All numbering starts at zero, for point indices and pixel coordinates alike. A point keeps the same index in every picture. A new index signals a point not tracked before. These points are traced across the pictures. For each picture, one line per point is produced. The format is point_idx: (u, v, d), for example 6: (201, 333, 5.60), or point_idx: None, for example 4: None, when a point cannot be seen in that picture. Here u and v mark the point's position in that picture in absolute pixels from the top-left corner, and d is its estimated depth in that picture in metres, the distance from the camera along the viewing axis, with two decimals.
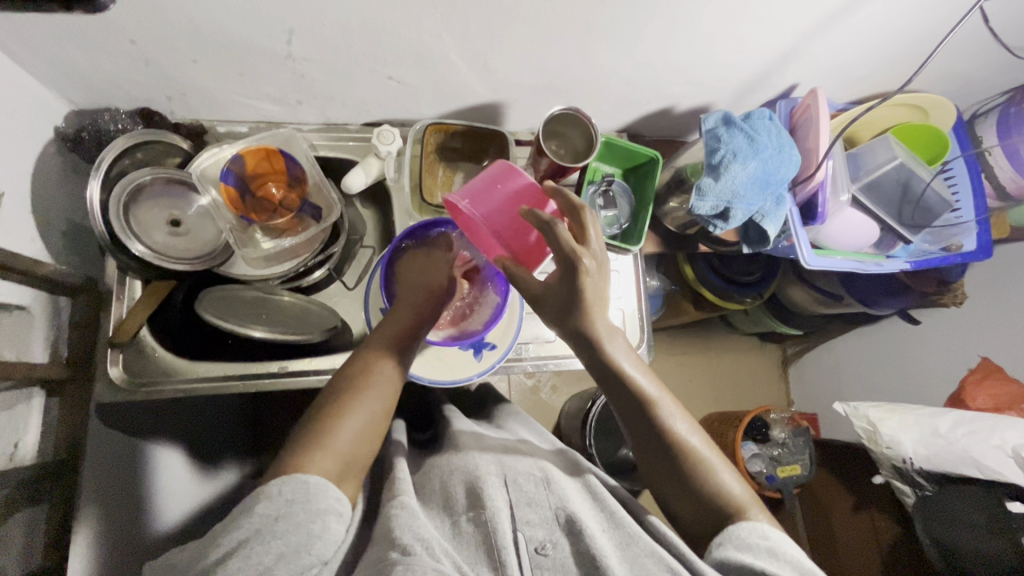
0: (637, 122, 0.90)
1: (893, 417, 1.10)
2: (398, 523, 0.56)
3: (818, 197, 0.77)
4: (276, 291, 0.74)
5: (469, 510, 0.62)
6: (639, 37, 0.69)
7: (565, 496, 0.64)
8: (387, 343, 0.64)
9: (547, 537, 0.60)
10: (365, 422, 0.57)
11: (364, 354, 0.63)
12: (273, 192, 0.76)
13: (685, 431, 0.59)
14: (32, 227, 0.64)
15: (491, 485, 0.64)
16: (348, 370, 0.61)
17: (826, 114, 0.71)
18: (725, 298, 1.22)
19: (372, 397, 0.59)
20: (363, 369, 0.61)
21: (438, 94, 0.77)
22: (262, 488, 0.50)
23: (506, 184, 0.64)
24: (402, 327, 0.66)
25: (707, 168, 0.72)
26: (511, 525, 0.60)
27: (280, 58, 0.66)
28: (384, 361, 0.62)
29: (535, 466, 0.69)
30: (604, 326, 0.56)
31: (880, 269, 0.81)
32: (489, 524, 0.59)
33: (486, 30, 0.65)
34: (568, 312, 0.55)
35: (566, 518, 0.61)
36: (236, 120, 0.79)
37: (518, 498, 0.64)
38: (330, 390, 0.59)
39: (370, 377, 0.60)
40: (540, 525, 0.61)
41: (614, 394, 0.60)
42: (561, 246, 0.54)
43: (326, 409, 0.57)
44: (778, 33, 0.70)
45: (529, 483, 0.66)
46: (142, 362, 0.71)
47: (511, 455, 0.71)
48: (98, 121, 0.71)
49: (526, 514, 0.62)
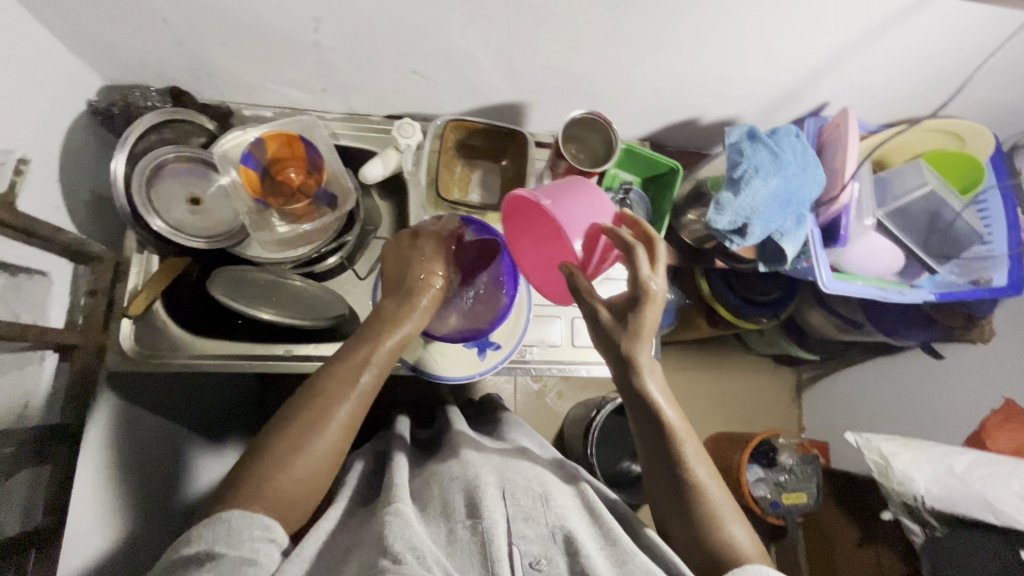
0: (661, 132, 0.89)
1: (908, 452, 1.06)
2: (390, 529, 0.55)
3: (841, 220, 0.74)
4: (287, 274, 0.72)
5: (468, 518, 0.60)
6: (666, 45, 0.68)
7: (562, 515, 0.63)
8: (348, 375, 0.60)
9: (543, 552, 0.59)
10: (320, 461, 0.56)
11: (324, 385, 0.59)
12: (292, 178, 0.76)
13: (703, 475, 0.59)
14: (58, 196, 0.65)
15: (490, 497, 0.62)
16: (319, 389, 0.59)
17: (854, 135, 0.70)
18: (739, 316, 1.20)
19: (321, 441, 0.57)
20: (318, 406, 0.58)
21: (460, 90, 0.77)
22: (184, 536, 0.50)
23: (580, 194, 0.68)
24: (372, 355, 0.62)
25: (728, 182, 0.70)
26: (506, 538, 0.59)
27: (307, 45, 0.67)
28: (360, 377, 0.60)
29: (536, 480, 0.68)
30: (645, 358, 0.61)
31: (902, 299, 0.78)
32: (485, 534, 0.58)
33: (511, 30, 0.65)
34: (618, 332, 0.60)
35: (564, 537, 0.60)
36: (261, 105, 0.80)
37: (515, 512, 0.62)
38: (302, 399, 0.59)
39: (341, 405, 0.58)
40: (536, 540, 0.60)
41: (638, 417, 0.61)
42: (635, 277, 0.58)
43: (271, 448, 0.55)
44: (810, 49, 0.68)
45: (526, 497, 0.64)
46: (152, 335, 0.73)
47: (512, 467, 0.70)
48: (127, 96, 0.72)
49: (522, 529, 0.60)
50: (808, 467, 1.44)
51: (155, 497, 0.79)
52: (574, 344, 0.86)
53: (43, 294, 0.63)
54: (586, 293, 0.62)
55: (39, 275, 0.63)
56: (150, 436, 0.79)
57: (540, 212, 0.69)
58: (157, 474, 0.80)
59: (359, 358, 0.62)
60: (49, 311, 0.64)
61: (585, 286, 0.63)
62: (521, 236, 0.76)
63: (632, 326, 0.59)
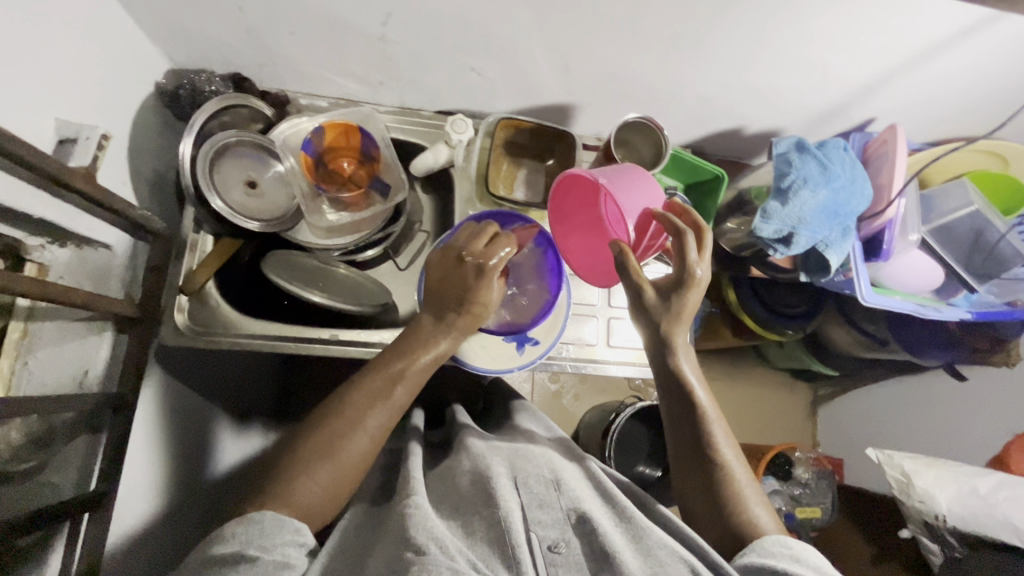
0: (705, 140, 0.90)
1: (931, 471, 1.07)
2: (411, 522, 0.55)
3: (885, 235, 0.75)
4: (332, 262, 0.76)
5: (484, 509, 0.61)
6: (722, 54, 0.69)
7: (576, 496, 0.64)
8: (371, 392, 0.61)
9: (560, 536, 0.60)
10: (344, 471, 0.58)
11: (353, 396, 0.61)
12: (345, 167, 0.79)
13: (728, 453, 0.64)
14: (126, 172, 0.67)
15: (502, 484, 0.63)
16: (347, 400, 0.60)
17: (904, 152, 0.71)
18: (765, 327, 1.20)
19: (346, 451, 0.58)
20: (350, 416, 0.59)
21: (514, 90, 0.79)
22: (217, 534, 0.52)
23: (636, 178, 0.69)
24: (395, 373, 0.62)
25: (775, 191, 0.72)
26: (524, 525, 0.59)
27: (372, 38, 0.69)
28: (390, 393, 0.61)
29: (546, 466, 0.69)
30: (682, 340, 0.67)
31: (939, 315, 0.79)
32: (501, 525, 0.58)
33: (573, 32, 0.66)
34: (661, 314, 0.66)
35: (578, 516, 0.61)
36: (318, 95, 0.82)
37: (530, 500, 0.63)
38: (334, 411, 0.60)
39: (372, 414, 0.60)
40: (553, 525, 0.60)
41: (670, 398, 0.68)
42: (684, 260, 0.63)
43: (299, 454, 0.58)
44: (865, 65, 0.70)
45: (539, 484, 0.65)
46: (204, 313, 0.74)
47: (522, 455, 0.71)
48: (195, 80, 0.74)
49: (537, 515, 0.61)
50: (824, 483, 1.45)
51: (188, 470, 0.81)
52: (609, 344, 0.87)
53: (105, 266, 0.67)
54: (635, 274, 0.65)
55: (102, 247, 0.67)
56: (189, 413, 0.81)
57: (594, 195, 0.72)
58: (190, 450, 0.82)
59: (391, 376, 0.62)
60: (111, 283, 0.68)
61: (633, 267, 0.65)
62: (569, 215, 0.78)
63: (675, 308, 0.65)
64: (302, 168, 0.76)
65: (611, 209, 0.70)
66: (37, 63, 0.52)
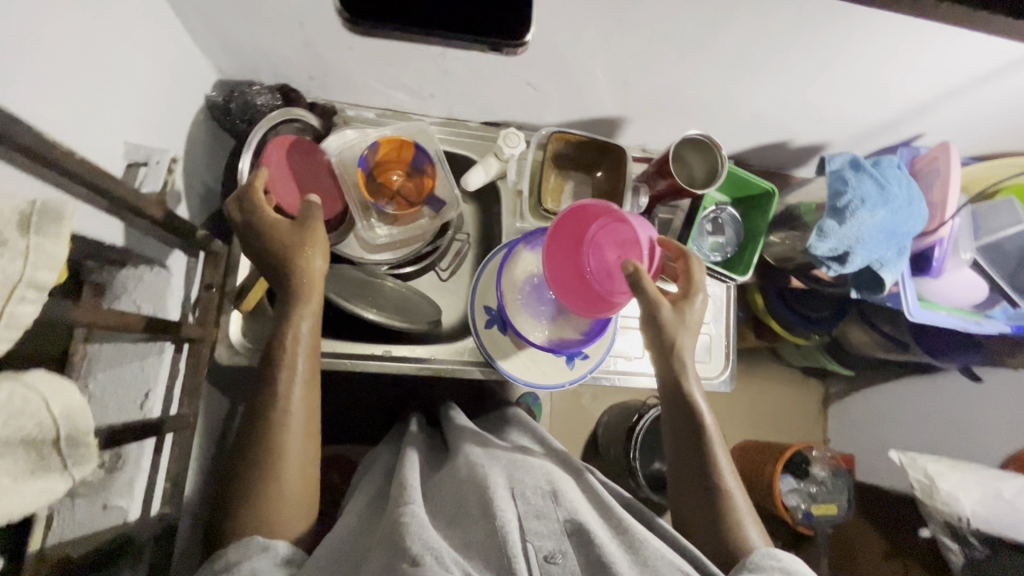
0: (749, 153, 0.90)
1: (954, 473, 1.10)
2: (407, 530, 0.51)
3: (933, 252, 0.77)
4: (378, 275, 0.77)
5: (481, 517, 0.56)
6: (785, 75, 0.69)
7: (573, 508, 0.59)
8: (284, 399, 0.59)
9: (556, 547, 0.55)
10: (291, 500, 0.57)
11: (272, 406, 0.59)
12: (395, 178, 0.78)
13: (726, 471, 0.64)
14: (182, 190, 0.66)
15: (500, 497, 0.58)
16: (276, 413, 0.58)
17: (956, 168, 0.72)
18: (791, 331, 1.21)
19: (282, 475, 0.57)
20: (270, 433, 0.58)
21: (566, 103, 0.78)
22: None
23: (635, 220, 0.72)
24: (301, 377, 0.61)
25: (830, 210, 0.72)
26: (521, 535, 0.55)
27: (433, 54, 0.68)
28: (291, 397, 0.59)
29: (543, 477, 0.64)
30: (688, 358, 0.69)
31: (980, 329, 0.80)
32: (499, 534, 0.53)
33: (639, 49, 0.66)
34: (667, 331, 0.68)
35: (574, 528, 0.57)
36: (365, 106, 0.81)
37: (526, 510, 0.58)
38: (268, 411, 0.58)
39: (289, 424, 0.58)
40: (548, 535, 0.56)
41: (674, 418, 0.68)
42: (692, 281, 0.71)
43: (244, 485, 0.56)
44: (922, 87, 0.70)
45: (536, 496, 0.61)
46: (257, 330, 0.74)
47: (519, 466, 0.67)
48: (246, 95, 0.72)
49: (534, 526, 0.56)
50: (840, 481, 1.48)
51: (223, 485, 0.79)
52: None
53: (163, 284, 0.65)
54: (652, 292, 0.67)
55: (159, 267, 0.65)
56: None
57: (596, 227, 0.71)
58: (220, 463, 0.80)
59: (287, 359, 0.60)
60: (169, 304, 0.65)
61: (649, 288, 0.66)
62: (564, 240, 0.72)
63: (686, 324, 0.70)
64: (357, 181, 0.76)
65: (596, 255, 0.69)
66: (109, 87, 0.51)
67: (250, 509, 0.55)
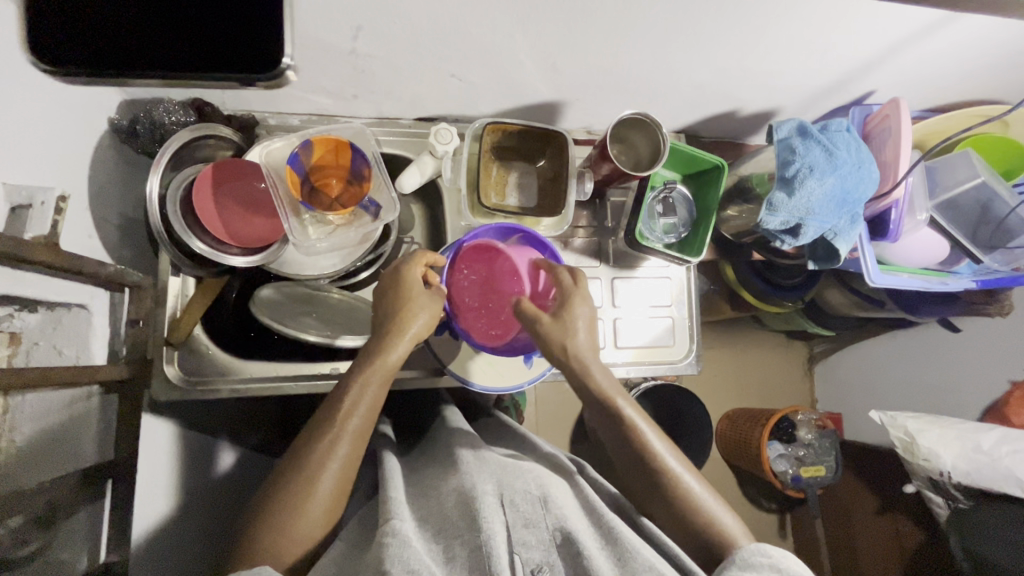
0: (699, 124, 0.86)
1: (934, 429, 1.09)
2: (388, 554, 0.49)
3: (891, 214, 0.74)
4: (323, 287, 0.73)
5: (466, 533, 0.54)
6: (719, 43, 0.65)
7: (564, 514, 0.56)
8: (331, 450, 0.57)
9: (544, 559, 0.54)
10: (306, 537, 0.55)
11: (313, 455, 0.56)
12: (333, 186, 0.73)
13: (663, 451, 0.62)
14: (90, 224, 0.62)
15: (487, 507, 0.54)
16: (310, 461, 0.56)
17: (908, 124, 0.69)
18: (764, 300, 1.19)
19: (306, 520, 0.55)
20: (303, 480, 0.56)
21: (497, 91, 0.74)
22: None
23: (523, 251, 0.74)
24: (356, 426, 0.59)
25: (779, 181, 0.69)
26: (507, 547, 0.53)
27: (343, 54, 0.64)
28: (338, 433, 0.58)
29: (533, 482, 0.60)
30: (587, 349, 0.64)
31: (946, 288, 0.78)
32: (483, 551, 0.51)
33: (560, 32, 0.62)
34: (559, 326, 0.64)
35: (564, 538, 0.55)
36: (288, 112, 0.77)
37: (514, 519, 0.55)
38: (305, 456, 0.57)
39: (323, 478, 0.56)
40: (537, 546, 0.54)
41: (602, 417, 0.65)
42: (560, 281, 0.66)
43: (255, 526, 0.55)
44: (863, 44, 0.66)
45: (525, 503, 0.57)
46: (196, 361, 0.71)
47: (508, 470, 0.62)
48: (152, 113, 0.68)
49: (523, 536, 0.54)
50: (826, 441, 1.48)
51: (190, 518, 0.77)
52: (618, 346, 0.85)
53: (83, 328, 0.61)
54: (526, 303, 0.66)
55: (75, 308, 0.61)
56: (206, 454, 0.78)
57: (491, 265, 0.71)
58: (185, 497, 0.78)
59: (347, 406, 0.59)
60: (92, 349, 0.62)
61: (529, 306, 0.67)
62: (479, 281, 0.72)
63: (566, 321, 0.64)
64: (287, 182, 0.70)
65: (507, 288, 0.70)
66: None
67: (239, 543, 0.56)
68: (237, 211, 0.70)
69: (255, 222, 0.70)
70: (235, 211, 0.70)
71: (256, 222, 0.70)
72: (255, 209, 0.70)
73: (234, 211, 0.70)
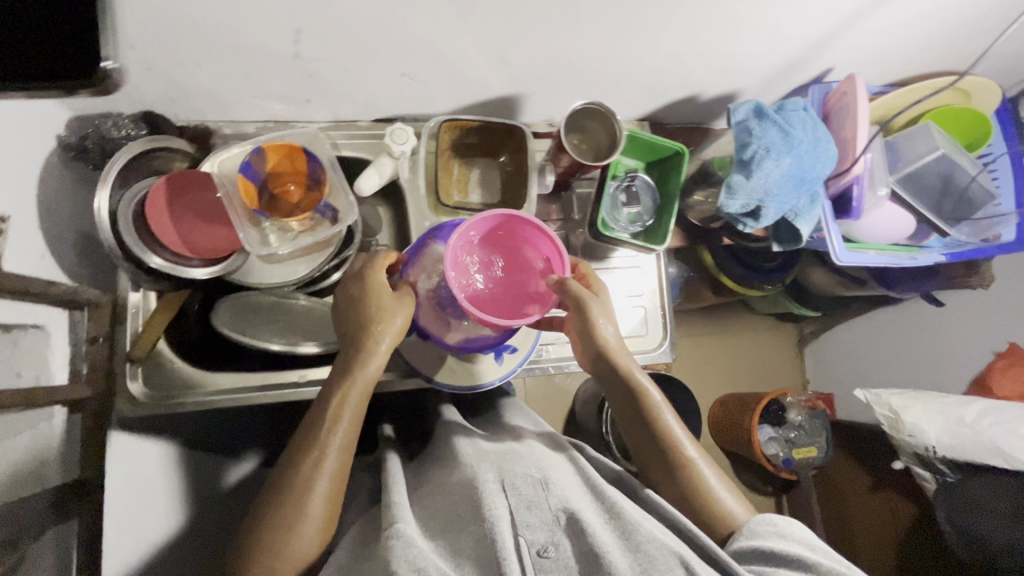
0: (661, 112, 0.86)
1: (917, 404, 1.09)
2: (394, 554, 0.49)
3: (853, 191, 0.73)
4: (291, 295, 0.73)
5: (471, 523, 0.52)
6: (667, 27, 0.65)
7: (565, 495, 0.55)
8: (317, 461, 0.56)
9: (549, 539, 0.52)
10: (308, 547, 0.55)
11: (302, 468, 0.56)
12: (293, 193, 0.73)
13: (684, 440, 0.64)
14: (43, 244, 0.62)
15: (488, 492, 0.54)
16: (299, 473, 0.56)
17: (864, 101, 0.68)
18: (745, 285, 1.19)
19: (304, 531, 0.55)
20: (297, 492, 0.55)
21: (451, 88, 0.73)
22: None
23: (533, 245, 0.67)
24: (341, 436, 0.58)
25: (737, 164, 0.69)
26: (511, 530, 0.51)
27: (288, 58, 0.63)
28: (329, 442, 0.57)
29: (534, 466, 0.60)
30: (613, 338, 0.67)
31: (915, 263, 0.78)
32: (489, 539, 0.49)
33: (505, 25, 0.62)
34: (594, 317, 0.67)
35: (567, 518, 0.53)
36: (242, 121, 0.76)
37: (517, 502, 0.54)
38: (294, 466, 0.56)
39: (317, 486, 0.56)
40: (540, 527, 0.52)
41: (624, 404, 0.67)
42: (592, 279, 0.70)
43: (252, 541, 0.55)
44: (814, 22, 0.66)
45: (527, 486, 0.56)
46: (160, 376, 0.71)
47: (508, 458, 0.62)
48: (101, 128, 0.67)
49: (525, 518, 0.53)
50: (816, 422, 1.47)
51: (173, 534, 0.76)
52: None
53: (43, 348, 0.60)
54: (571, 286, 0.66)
55: (35, 327, 0.59)
56: (194, 471, 0.78)
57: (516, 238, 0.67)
58: None
59: (330, 415, 0.59)
60: (52, 369, 0.61)
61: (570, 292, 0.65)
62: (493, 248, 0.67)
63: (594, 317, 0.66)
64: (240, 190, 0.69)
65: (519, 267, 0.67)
66: None
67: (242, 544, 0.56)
68: (192, 223, 0.68)
69: (213, 233, 0.69)
70: (191, 222, 0.68)
71: (214, 232, 0.69)
72: (211, 219, 0.69)
73: (191, 222, 0.68)
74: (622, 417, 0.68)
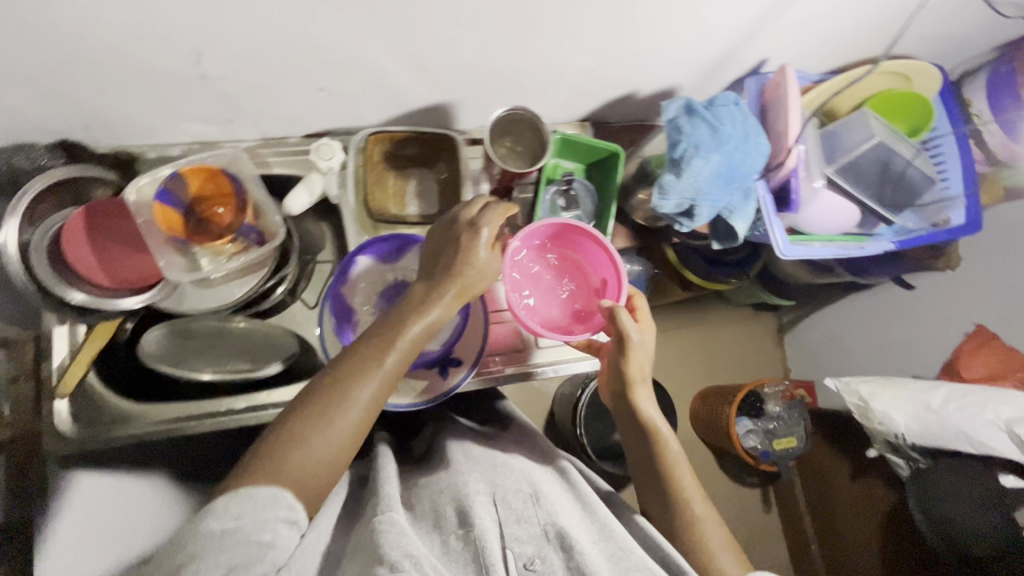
0: (601, 111, 0.84)
1: (885, 392, 1.07)
2: (385, 537, 0.47)
3: (792, 184, 0.72)
4: (230, 316, 0.69)
5: (459, 528, 0.51)
6: (585, 28, 0.63)
7: (554, 511, 0.54)
8: (366, 374, 0.52)
9: (537, 552, 0.51)
10: (326, 460, 0.49)
11: (350, 375, 0.52)
12: (220, 215, 0.70)
13: (693, 493, 0.61)
14: None
15: (478, 504, 0.53)
16: (341, 378, 0.52)
17: (795, 92, 0.67)
18: (710, 279, 1.17)
19: (329, 439, 0.49)
20: (330, 398, 0.51)
21: (375, 99, 0.71)
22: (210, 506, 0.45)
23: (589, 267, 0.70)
24: (394, 366, 0.54)
25: (669, 163, 0.68)
26: (500, 541, 0.50)
27: (195, 79, 0.61)
28: (383, 363, 0.53)
29: (524, 480, 0.59)
30: (637, 373, 0.65)
31: (863, 253, 0.77)
32: (478, 543, 0.49)
33: (415, 35, 0.60)
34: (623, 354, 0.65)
35: (557, 534, 0.52)
36: (166, 144, 0.74)
37: (507, 516, 0.54)
38: (345, 370, 0.53)
39: (358, 401, 0.51)
40: (529, 540, 0.51)
41: (638, 441, 0.65)
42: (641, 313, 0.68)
43: (277, 435, 0.49)
44: (735, 14, 0.64)
45: (517, 500, 0.56)
46: (91, 410, 0.69)
47: (498, 471, 0.60)
48: (12, 161, 0.66)
49: (515, 531, 0.52)
50: (794, 413, 1.45)
51: None
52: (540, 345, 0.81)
53: None
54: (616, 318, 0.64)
55: None
56: None
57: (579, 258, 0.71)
58: None
59: (389, 336, 0.55)
60: None
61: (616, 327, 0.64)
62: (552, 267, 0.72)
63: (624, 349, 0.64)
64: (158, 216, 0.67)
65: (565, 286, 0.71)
66: None
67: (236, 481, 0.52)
68: (119, 251, 0.67)
69: (142, 261, 0.68)
70: (117, 250, 0.67)
71: (143, 260, 0.68)
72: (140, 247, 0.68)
73: (119, 250, 0.67)
74: (632, 452, 0.66)
